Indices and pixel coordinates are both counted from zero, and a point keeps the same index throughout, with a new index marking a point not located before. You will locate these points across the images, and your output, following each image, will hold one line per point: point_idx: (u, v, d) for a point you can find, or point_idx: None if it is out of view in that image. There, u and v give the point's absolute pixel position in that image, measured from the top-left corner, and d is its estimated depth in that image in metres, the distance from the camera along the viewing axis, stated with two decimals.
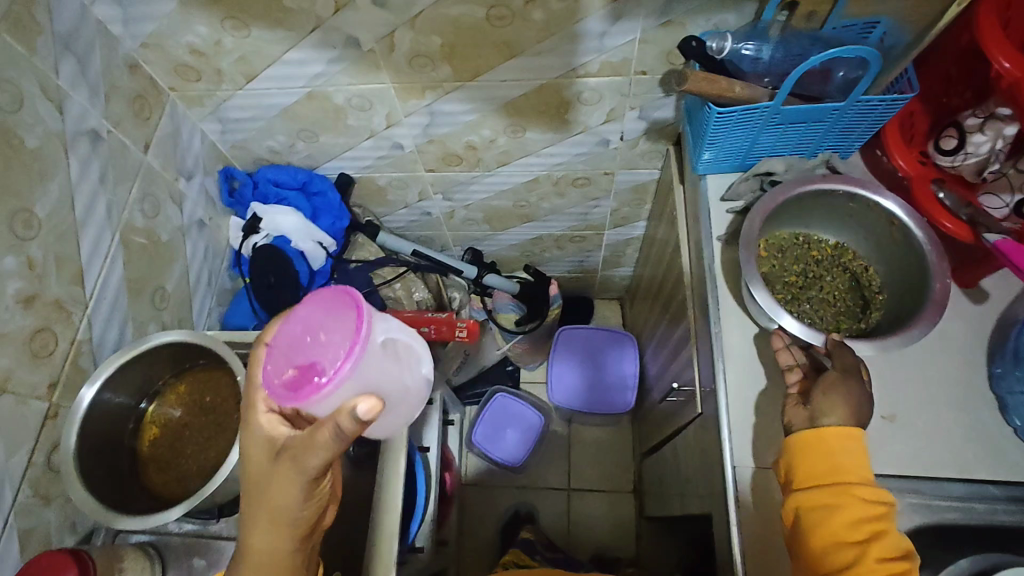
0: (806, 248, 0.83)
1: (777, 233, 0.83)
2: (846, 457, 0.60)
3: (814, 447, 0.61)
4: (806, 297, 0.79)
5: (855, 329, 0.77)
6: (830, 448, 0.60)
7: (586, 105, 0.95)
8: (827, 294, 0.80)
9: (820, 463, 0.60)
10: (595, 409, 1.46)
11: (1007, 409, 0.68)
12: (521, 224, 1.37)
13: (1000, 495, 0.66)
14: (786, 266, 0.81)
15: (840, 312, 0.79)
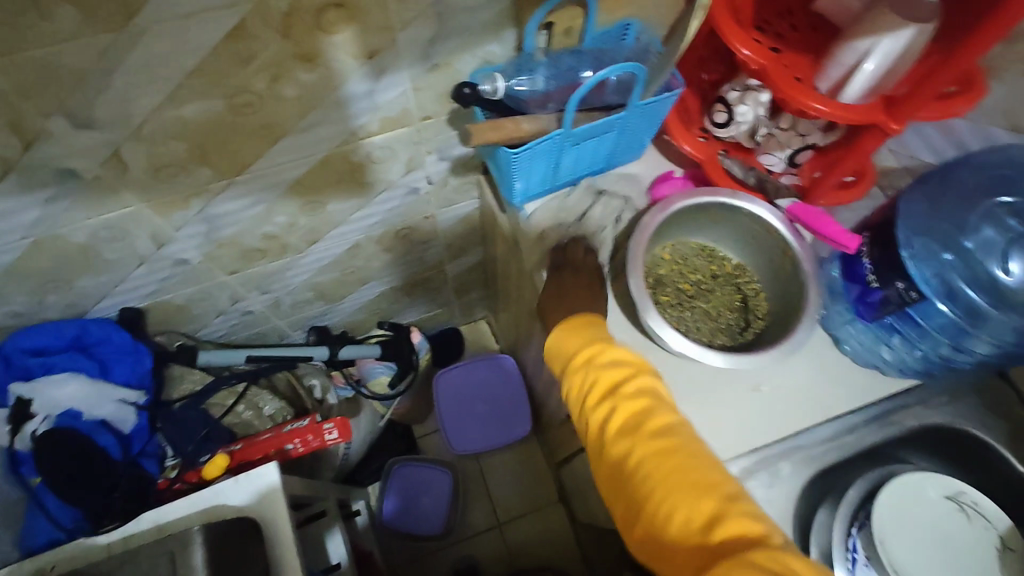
0: (706, 261, 0.81)
1: (679, 243, 0.82)
2: (587, 337, 0.68)
3: (566, 335, 0.69)
4: (691, 308, 0.77)
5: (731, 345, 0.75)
6: (581, 331, 0.68)
7: (379, 164, 0.88)
8: (714, 309, 0.79)
9: (571, 341, 0.68)
10: (495, 443, 1.41)
11: (838, 340, 0.74)
12: (358, 288, 1.26)
13: (860, 421, 0.73)
14: (683, 275, 0.80)
15: (720, 330, 0.76)
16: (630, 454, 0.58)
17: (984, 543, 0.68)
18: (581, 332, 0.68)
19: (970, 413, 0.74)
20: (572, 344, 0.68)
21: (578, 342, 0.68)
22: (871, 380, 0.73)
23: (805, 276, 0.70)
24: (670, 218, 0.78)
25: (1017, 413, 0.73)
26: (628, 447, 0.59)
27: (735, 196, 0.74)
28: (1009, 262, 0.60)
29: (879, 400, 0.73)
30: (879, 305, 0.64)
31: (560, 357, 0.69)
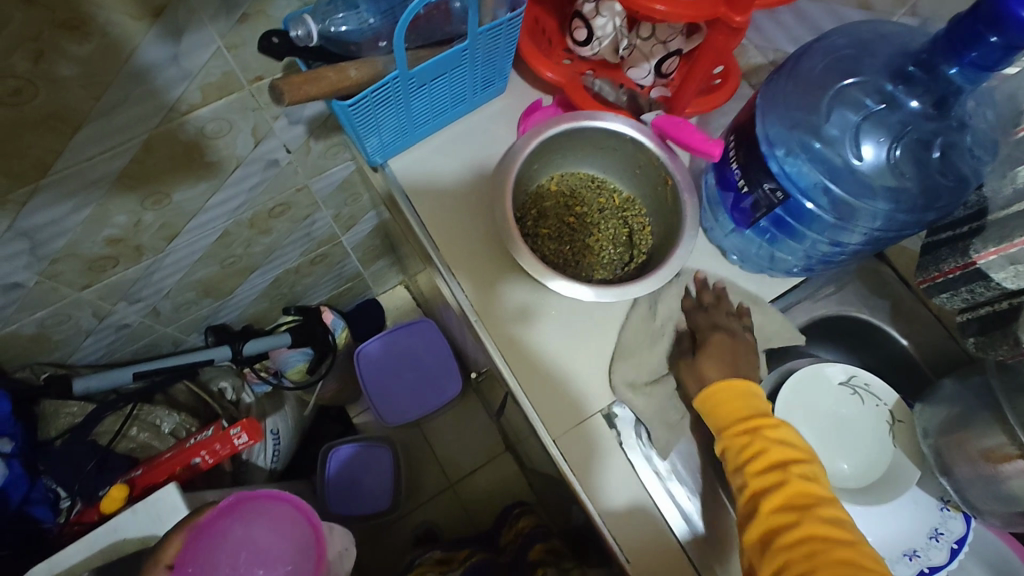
0: (592, 194, 0.77)
1: (570, 173, 0.77)
2: (745, 403, 0.63)
3: (722, 400, 0.63)
4: (572, 243, 0.75)
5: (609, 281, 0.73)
6: (740, 400, 0.63)
7: (219, 138, 0.78)
8: (597, 243, 0.76)
9: (728, 416, 0.62)
10: (427, 407, 1.39)
11: (725, 250, 0.73)
12: (248, 277, 1.16)
13: (754, 325, 0.74)
14: (569, 207, 0.76)
15: (601, 265, 0.74)
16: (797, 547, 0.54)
17: (877, 421, 0.71)
18: (744, 403, 0.63)
19: (853, 297, 0.76)
20: (727, 416, 0.62)
21: (738, 412, 0.62)
22: (761, 284, 0.74)
23: (683, 196, 0.68)
24: (546, 150, 0.72)
25: (896, 289, 0.76)
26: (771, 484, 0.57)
27: (603, 119, 0.69)
28: (864, 146, 0.58)
29: (768, 303, 0.74)
30: (751, 208, 0.62)
31: (708, 415, 0.64)
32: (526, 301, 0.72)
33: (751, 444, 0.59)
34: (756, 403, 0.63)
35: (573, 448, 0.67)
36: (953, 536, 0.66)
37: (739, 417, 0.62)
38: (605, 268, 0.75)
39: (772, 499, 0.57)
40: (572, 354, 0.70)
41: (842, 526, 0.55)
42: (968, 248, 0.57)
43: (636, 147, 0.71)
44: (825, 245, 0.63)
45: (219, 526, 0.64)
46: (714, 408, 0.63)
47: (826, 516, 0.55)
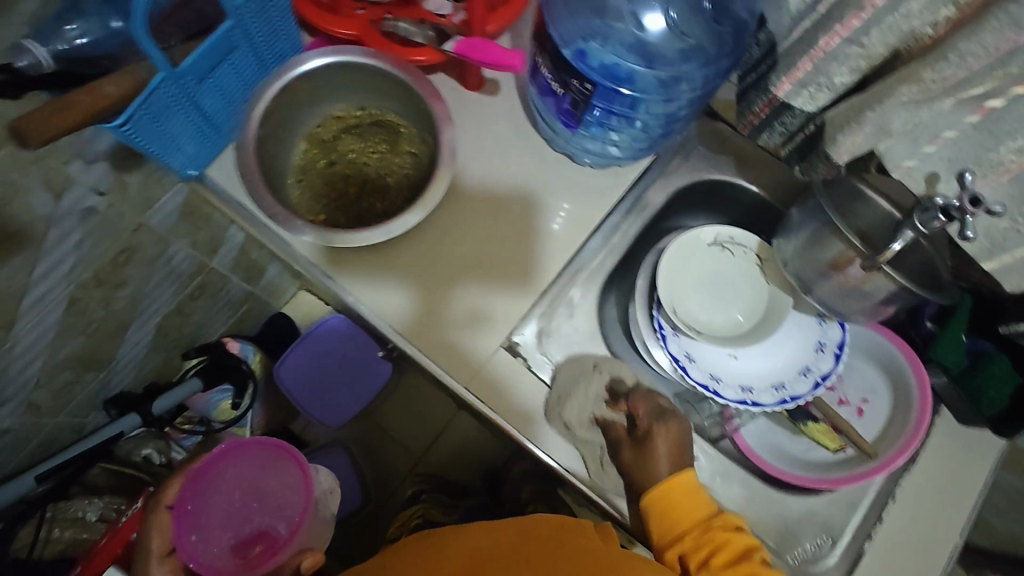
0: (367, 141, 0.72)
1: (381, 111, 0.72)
2: (690, 491, 0.64)
3: (670, 507, 0.64)
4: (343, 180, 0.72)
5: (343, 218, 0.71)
6: (680, 504, 0.63)
7: (8, 206, 0.69)
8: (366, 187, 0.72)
9: (677, 520, 0.63)
10: (366, 397, 1.38)
11: (574, 156, 0.75)
12: (124, 337, 1.07)
13: (619, 217, 0.77)
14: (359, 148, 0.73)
15: (352, 212, 0.71)
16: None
17: (747, 266, 0.77)
18: (695, 504, 0.64)
19: (699, 161, 0.80)
20: (681, 520, 0.63)
21: (692, 517, 0.63)
22: (614, 176, 0.76)
23: (440, 121, 0.65)
24: (325, 83, 0.67)
25: (736, 142, 0.80)
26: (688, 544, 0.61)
27: (319, 56, 0.64)
28: (648, 22, 0.63)
29: (625, 192, 0.77)
30: (571, 109, 0.63)
31: (656, 533, 0.64)
32: (475, 287, 0.72)
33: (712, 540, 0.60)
34: (701, 500, 0.64)
35: (489, 390, 0.70)
36: (834, 343, 0.73)
37: (683, 531, 0.62)
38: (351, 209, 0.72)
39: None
40: (450, 305, 0.71)
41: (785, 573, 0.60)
42: (768, 84, 0.60)
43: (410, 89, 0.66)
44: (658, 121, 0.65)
45: (217, 469, 0.76)
46: (669, 505, 0.64)
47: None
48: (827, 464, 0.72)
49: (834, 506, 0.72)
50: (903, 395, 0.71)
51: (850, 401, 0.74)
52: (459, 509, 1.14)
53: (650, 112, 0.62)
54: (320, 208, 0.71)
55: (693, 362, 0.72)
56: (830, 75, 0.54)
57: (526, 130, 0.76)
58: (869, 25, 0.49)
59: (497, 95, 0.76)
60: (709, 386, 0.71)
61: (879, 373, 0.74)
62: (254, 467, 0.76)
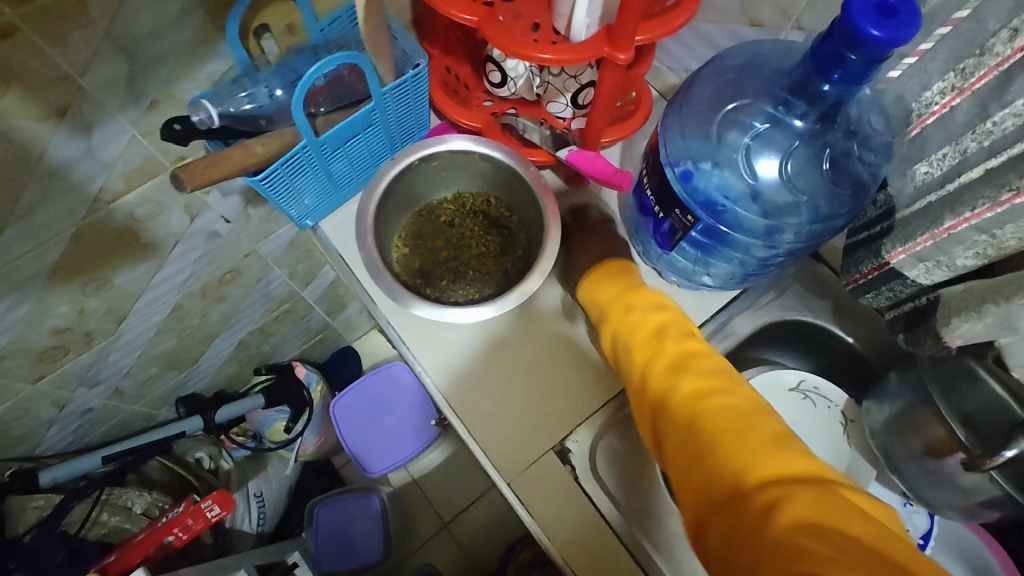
0: (469, 220, 0.74)
1: (493, 200, 0.74)
2: (623, 284, 0.67)
3: (599, 281, 0.68)
4: (441, 250, 0.73)
5: (430, 287, 0.71)
6: (613, 279, 0.67)
7: (151, 220, 0.78)
8: (459, 262, 0.73)
9: (608, 297, 0.66)
10: (408, 450, 1.37)
11: (660, 271, 0.74)
12: (211, 345, 1.15)
13: None
14: (464, 226, 0.74)
15: (440, 282, 0.71)
16: (686, 394, 0.52)
17: (831, 424, 0.71)
18: (649, 307, 0.63)
19: (793, 300, 0.77)
20: (607, 292, 0.66)
21: (640, 310, 0.62)
22: (700, 300, 0.75)
23: (545, 223, 0.66)
24: (446, 164, 0.70)
25: (836, 289, 0.76)
26: (656, 360, 0.57)
27: (446, 142, 0.67)
28: (760, 165, 0.59)
29: (709, 316, 0.76)
30: (669, 233, 0.63)
31: (588, 301, 0.68)
32: (529, 383, 0.73)
33: (642, 329, 0.60)
34: (663, 306, 0.64)
35: (530, 491, 0.70)
36: (918, 532, 0.66)
37: (636, 314, 0.62)
38: (439, 279, 0.71)
39: (659, 367, 0.56)
40: (501, 398, 0.72)
41: (720, 369, 0.55)
42: (880, 248, 0.58)
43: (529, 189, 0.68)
44: (754, 260, 0.64)
45: None
46: (593, 291, 0.68)
47: (717, 385, 0.53)
48: None
49: None
50: None
51: None
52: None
53: (749, 252, 0.62)
54: (412, 272, 0.72)
55: None
56: (952, 255, 0.51)
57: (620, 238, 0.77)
58: (1005, 218, 0.45)
59: (599, 198, 0.78)
60: None
61: None
62: None
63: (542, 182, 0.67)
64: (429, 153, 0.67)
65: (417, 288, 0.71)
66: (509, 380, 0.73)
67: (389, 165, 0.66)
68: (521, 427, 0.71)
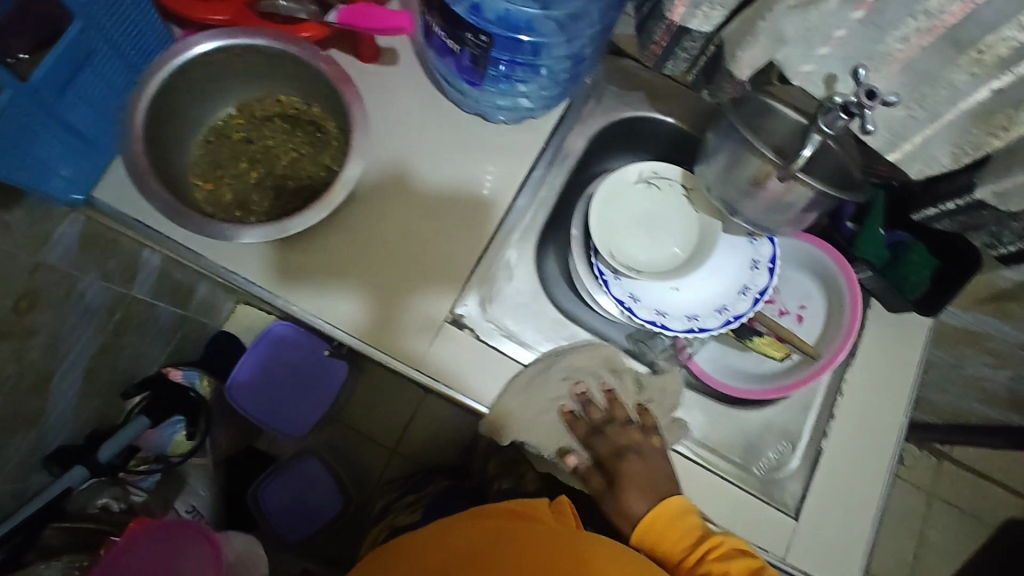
0: (268, 128, 0.67)
1: (285, 95, 0.66)
2: (696, 531, 0.64)
3: (662, 531, 0.64)
4: (252, 168, 0.66)
5: (256, 211, 0.64)
6: (675, 525, 0.64)
7: None
8: (276, 175, 0.66)
9: (672, 550, 0.63)
10: (327, 398, 1.32)
11: (487, 114, 0.73)
12: (50, 391, 0.97)
13: (544, 169, 0.76)
14: (266, 135, 0.67)
15: (266, 202, 0.65)
16: None
17: (677, 201, 0.77)
18: (684, 527, 0.64)
19: (613, 102, 0.80)
20: (677, 544, 0.63)
21: (685, 544, 0.63)
22: (532, 127, 0.75)
23: (344, 100, 0.61)
24: (211, 72, 0.61)
25: (645, 76, 0.80)
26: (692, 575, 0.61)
27: (198, 42, 0.58)
28: None
29: (547, 142, 0.76)
30: (473, 65, 0.62)
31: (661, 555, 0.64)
32: (405, 271, 0.69)
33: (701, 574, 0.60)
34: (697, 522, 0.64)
35: (444, 370, 0.68)
36: (767, 259, 0.75)
37: (683, 551, 0.63)
38: (264, 198, 0.65)
39: None
40: (380, 295, 0.68)
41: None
42: (664, 10, 0.60)
43: (310, 69, 0.61)
44: (563, 64, 0.67)
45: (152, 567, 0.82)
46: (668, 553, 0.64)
47: None
48: (769, 376, 0.75)
49: (788, 409, 0.73)
50: (834, 294, 0.75)
51: (789, 310, 0.77)
52: (422, 501, 1.16)
53: (553, 55, 0.65)
54: (230, 202, 0.64)
55: (638, 302, 0.74)
56: None
57: (432, 96, 0.74)
58: None
59: (396, 63, 0.74)
60: (657, 322, 0.72)
61: (812, 280, 0.77)
62: (159, 549, 0.83)
63: (321, 56, 0.60)
64: (182, 61, 0.58)
65: (240, 220, 0.64)
66: (381, 272, 0.69)
67: (139, 87, 0.56)
68: (412, 313, 0.68)
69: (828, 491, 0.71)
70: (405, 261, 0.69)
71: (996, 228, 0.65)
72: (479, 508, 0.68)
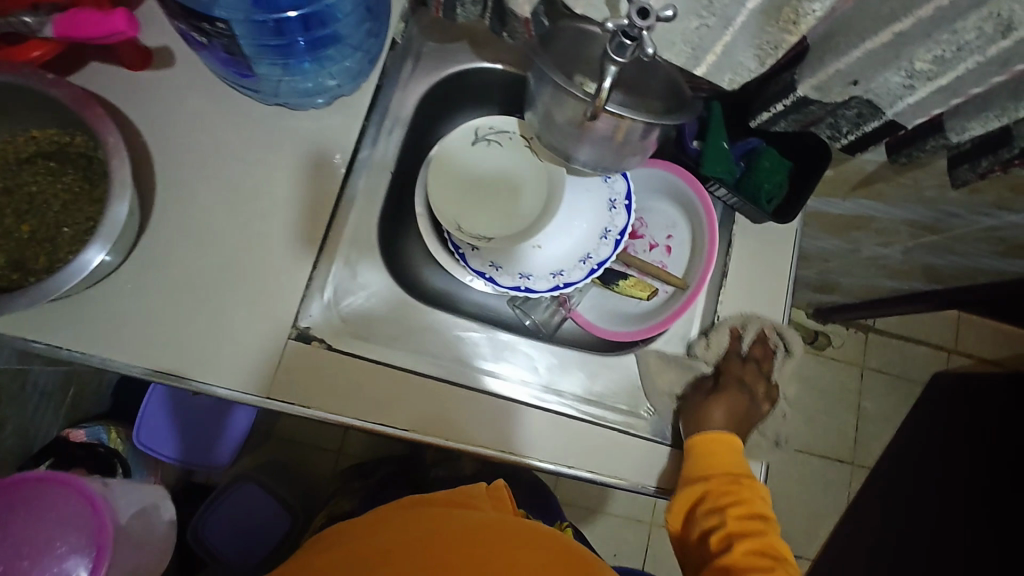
0: (28, 170, 0.58)
1: (37, 130, 0.58)
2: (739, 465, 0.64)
3: (708, 450, 0.64)
4: (18, 221, 0.57)
5: (32, 269, 0.56)
6: (723, 451, 0.64)
7: None
8: (47, 223, 0.57)
9: (715, 466, 0.63)
10: (242, 423, 1.25)
11: (289, 103, 0.66)
12: None
13: (371, 149, 0.70)
14: (27, 180, 0.58)
15: (41, 256, 0.56)
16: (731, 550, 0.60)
17: (521, 154, 0.72)
18: (727, 453, 0.64)
19: (434, 59, 0.73)
20: (721, 459, 0.64)
21: (726, 465, 0.63)
22: (346, 106, 0.68)
23: (89, 124, 0.53)
24: None
25: (460, 26, 0.73)
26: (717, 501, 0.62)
27: None
28: None
29: (366, 120, 0.69)
30: (230, 55, 0.57)
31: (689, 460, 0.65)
32: (231, 293, 0.63)
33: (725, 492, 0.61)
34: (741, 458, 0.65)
35: (299, 391, 0.62)
36: (622, 196, 0.72)
37: (717, 471, 0.63)
38: (38, 251, 0.56)
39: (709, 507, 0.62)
40: (208, 326, 0.62)
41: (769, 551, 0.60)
42: None
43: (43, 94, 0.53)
44: (353, 25, 0.62)
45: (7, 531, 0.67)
46: (700, 468, 0.64)
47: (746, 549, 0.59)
48: (646, 313, 0.73)
49: (671, 343, 0.72)
50: (694, 217, 0.73)
51: (657, 243, 0.75)
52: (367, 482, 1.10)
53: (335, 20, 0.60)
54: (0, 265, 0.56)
55: (500, 270, 0.70)
56: None
57: (221, 96, 0.66)
58: None
59: (170, 66, 0.65)
60: (520, 287, 0.69)
61: (673, 207, 0.75)
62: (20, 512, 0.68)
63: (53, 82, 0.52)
64: None
65: (17, 283, 0.56)
66: (206, 300, 0.62)
67: None
68: (251, 338, 0.62)
69: (743, 349, 0.70)
70: (230, 283, 0.63)
71: (832, 120, 0.62)
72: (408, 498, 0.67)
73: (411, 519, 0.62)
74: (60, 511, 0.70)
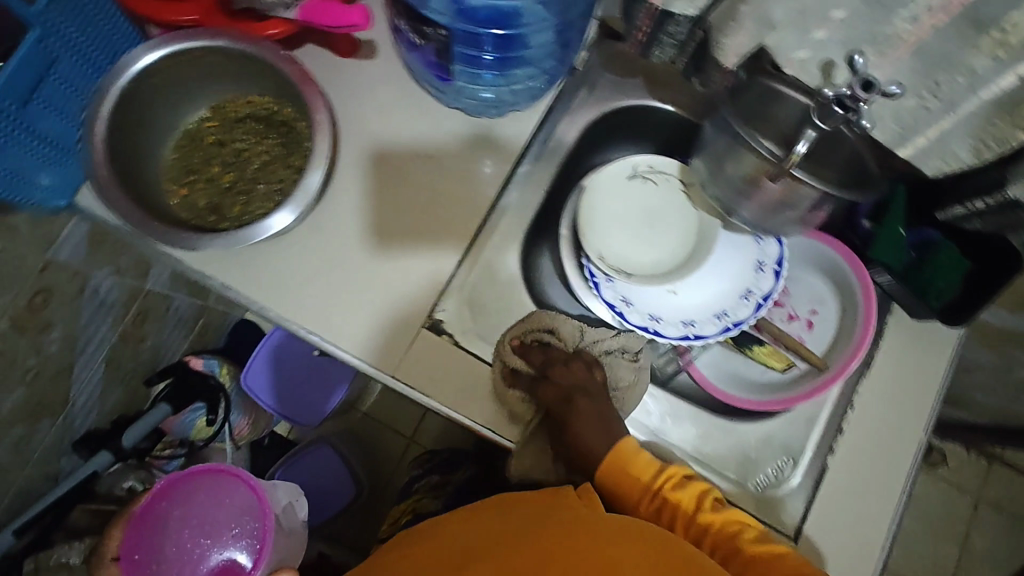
0: (240, 130, 0.66)
1: (256, 97, 0.66)
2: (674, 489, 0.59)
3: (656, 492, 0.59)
4: (225, 172, 0.65)
5: (227, 216, 0.64)
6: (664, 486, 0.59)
7: None
8: (248, 179, 0.65)
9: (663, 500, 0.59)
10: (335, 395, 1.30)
11: (467, 110, 0.70)
12: (73, 377, 1.01)
13: (532, 165, 0.72)
14: (238, 137, 0.66)
15: (237, 206, 0.64)
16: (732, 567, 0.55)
17: (674, 197, 0.72)
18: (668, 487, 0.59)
19: (608, 90, 0.75)
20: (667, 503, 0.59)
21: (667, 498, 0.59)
22: (517, 121, 0.71)
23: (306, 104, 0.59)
24: (180, 79, 0.62)
25: (640, 63, 0.74)
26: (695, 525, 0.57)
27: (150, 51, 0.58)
28: None
29: (532, 137, 0.72)
30: (438, 60, 0.63)
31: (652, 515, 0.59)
32: (379, 272, 0.67)
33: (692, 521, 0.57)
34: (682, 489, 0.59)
35: (422, 378, 0.65)
36: (773, 260, 0.69)
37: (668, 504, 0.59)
38: (235, 202, 0.64)
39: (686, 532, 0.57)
40: (354, 296, 0.66)
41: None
42: None
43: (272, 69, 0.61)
44: (548, 50, 0.65)
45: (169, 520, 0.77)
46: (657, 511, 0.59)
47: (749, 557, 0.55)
48: (771, 385, 0.69)
49: (796, 423, 0.67)
50: (847, 298, 0.68)
51: (799, 316, 0.71)
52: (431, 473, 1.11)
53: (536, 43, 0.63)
54: (203, 207, 0.64)
55: (632, 306, 0.68)
56: None
57: (410, 92, 0.71)
58: None
59: (372, 59, 0.71)
60: (650, 328, 0.66)
61: (824, 282, 0.71)
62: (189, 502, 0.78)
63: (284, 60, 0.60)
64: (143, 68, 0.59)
65: (213, 226, 0.64)
66: (357, 274, 0.67)
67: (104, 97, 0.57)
68: (388, 319, 0.66)
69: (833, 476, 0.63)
70: (381, 262, 0.67)
71: None
72: (498, 497, 0.59)
73: (500, 516, 0.55)
74: (227, 503, 0.78)
